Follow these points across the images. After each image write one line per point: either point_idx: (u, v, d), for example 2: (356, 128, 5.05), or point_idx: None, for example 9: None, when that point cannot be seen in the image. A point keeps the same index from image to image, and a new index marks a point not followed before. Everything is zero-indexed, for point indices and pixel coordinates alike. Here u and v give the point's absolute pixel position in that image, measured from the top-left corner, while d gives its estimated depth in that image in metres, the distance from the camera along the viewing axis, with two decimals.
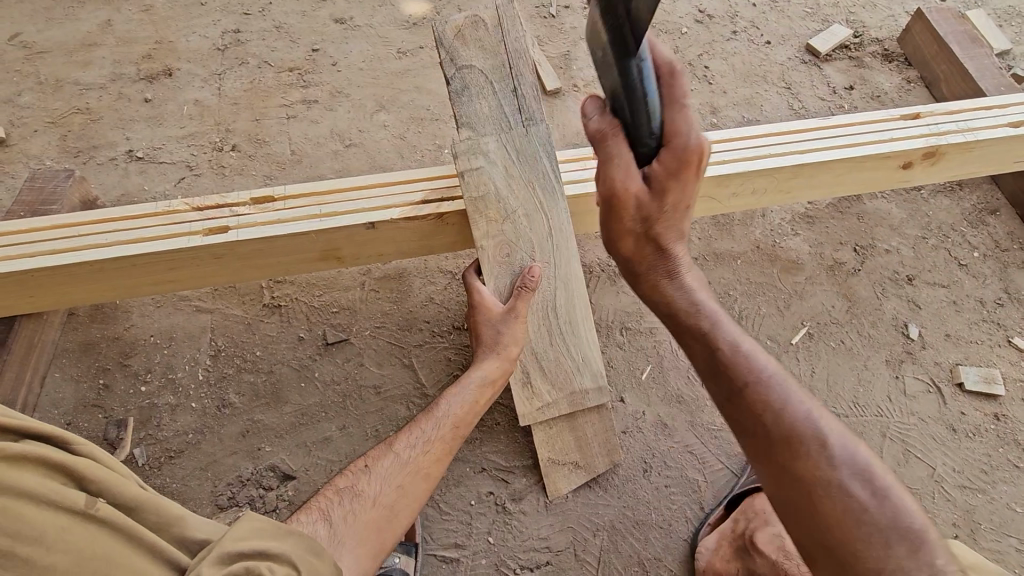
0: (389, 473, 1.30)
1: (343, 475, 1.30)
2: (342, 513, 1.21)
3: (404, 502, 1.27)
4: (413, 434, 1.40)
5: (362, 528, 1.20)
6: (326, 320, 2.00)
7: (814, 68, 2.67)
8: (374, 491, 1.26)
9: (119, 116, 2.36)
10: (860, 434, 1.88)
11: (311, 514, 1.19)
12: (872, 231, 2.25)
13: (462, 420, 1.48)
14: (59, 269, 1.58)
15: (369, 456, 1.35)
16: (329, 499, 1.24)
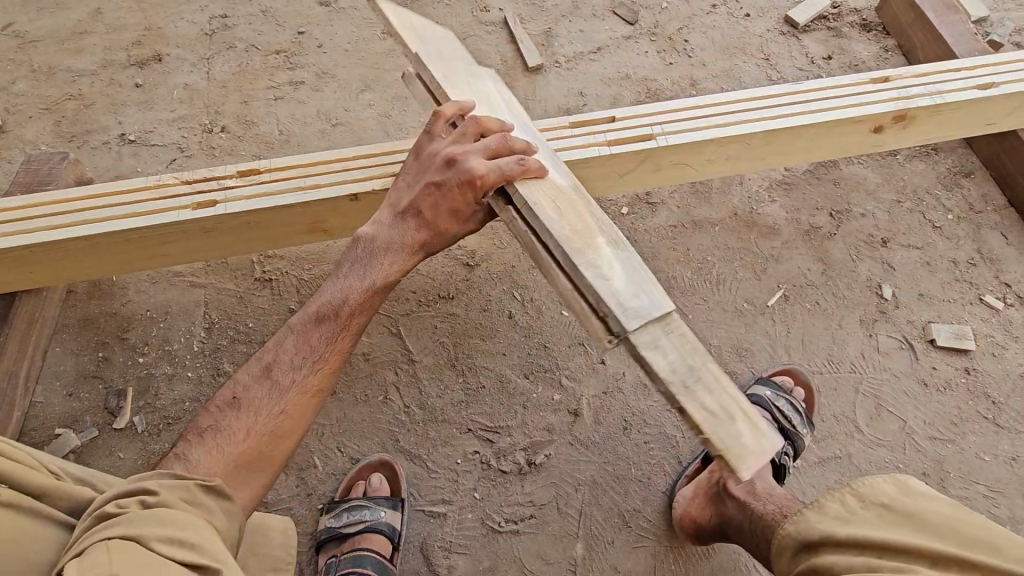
0: (258, 405, 1.24)
1: (209, 413, 1.25)
2: (206, 450, 1.19)
3: (272, 426, 1.23)
4: (284, 355, 1.28)
5: (229, 459, 1.18)
6: (315, 293, 2.06)
7: (792, 40, 2.71)
8: (240, 426, 1.22)
9: (111, 101, 2.41)
10: (834, 390, 1.94)
11: (173, 458, 1.18)
12: (848, 196, 2.30)
13: (347, 326, 1.31)
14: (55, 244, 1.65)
15: (237, 386, 1.27)
16: (192, 440, 1.21)
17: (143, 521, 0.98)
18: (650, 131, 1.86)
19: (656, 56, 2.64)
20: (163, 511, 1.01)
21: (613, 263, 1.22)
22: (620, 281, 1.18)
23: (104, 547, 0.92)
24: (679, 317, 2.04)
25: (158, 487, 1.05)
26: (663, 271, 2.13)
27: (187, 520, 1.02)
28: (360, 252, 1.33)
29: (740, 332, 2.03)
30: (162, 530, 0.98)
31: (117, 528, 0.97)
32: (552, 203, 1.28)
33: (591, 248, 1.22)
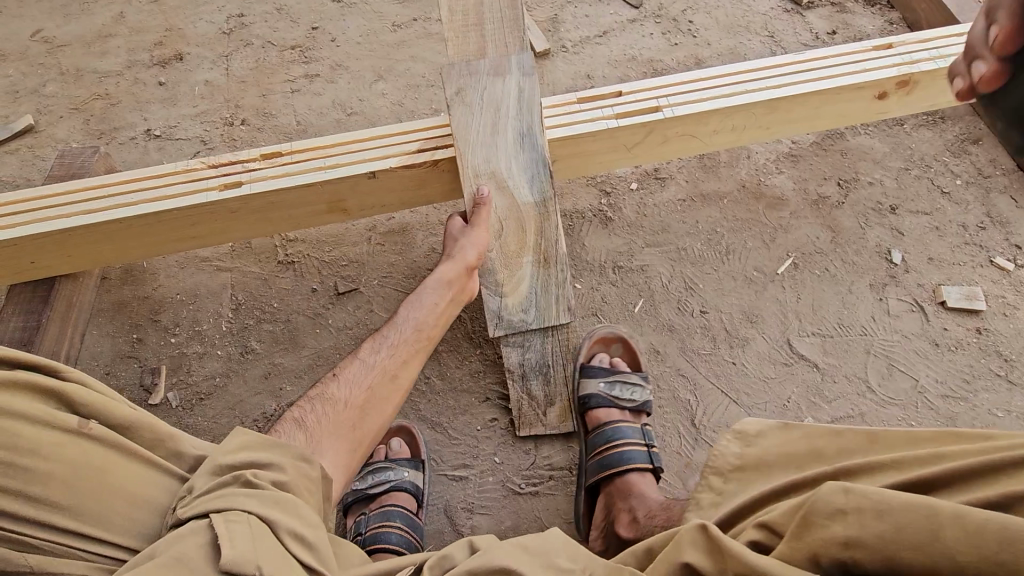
0: (355, 380, 1.40)
1: (314, 387, 1.40)
2: (316, 418, 1.31)
3: (370, 404, 1.38)
4: (374, 346, 1.49)
5: (334, 428, 1.30)
6: (335, 273, 2.14)
7: (796, 16, 2.74)
8: (341, 396, 1.36)
9: (136, 99, 2.52)
10: (846, 353, 1.97)
11: (287, 424, 1.29)
12: (855, 166, 2.33)
13: (423, 328, 1.56)
14: (95, 227, 1.74)
15: (334, 372, 1.44)
16: (302, 408, 1.34)
17: (272, 503, 0.99)
18: (657, 104, 1.91)
19: (661, 38, 2.68)
20: (289, 497, 1.03)
21: (523, 282, 1.76)
22: (515, 300, 1.77)
23: (245, 522, 0.94)
24: (689, 287, 2.09)
25: (285, 467, 1.08)
26: (673, 243, 2.18)
27: (310, 514, 1.04)
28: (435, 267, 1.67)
29: (751, 300, 2.06)
30: (291, 520, 0.99)
31: (253, 499, 0.98)
32: (500, 222, 1.75)
33: (507, 270, 1.75)
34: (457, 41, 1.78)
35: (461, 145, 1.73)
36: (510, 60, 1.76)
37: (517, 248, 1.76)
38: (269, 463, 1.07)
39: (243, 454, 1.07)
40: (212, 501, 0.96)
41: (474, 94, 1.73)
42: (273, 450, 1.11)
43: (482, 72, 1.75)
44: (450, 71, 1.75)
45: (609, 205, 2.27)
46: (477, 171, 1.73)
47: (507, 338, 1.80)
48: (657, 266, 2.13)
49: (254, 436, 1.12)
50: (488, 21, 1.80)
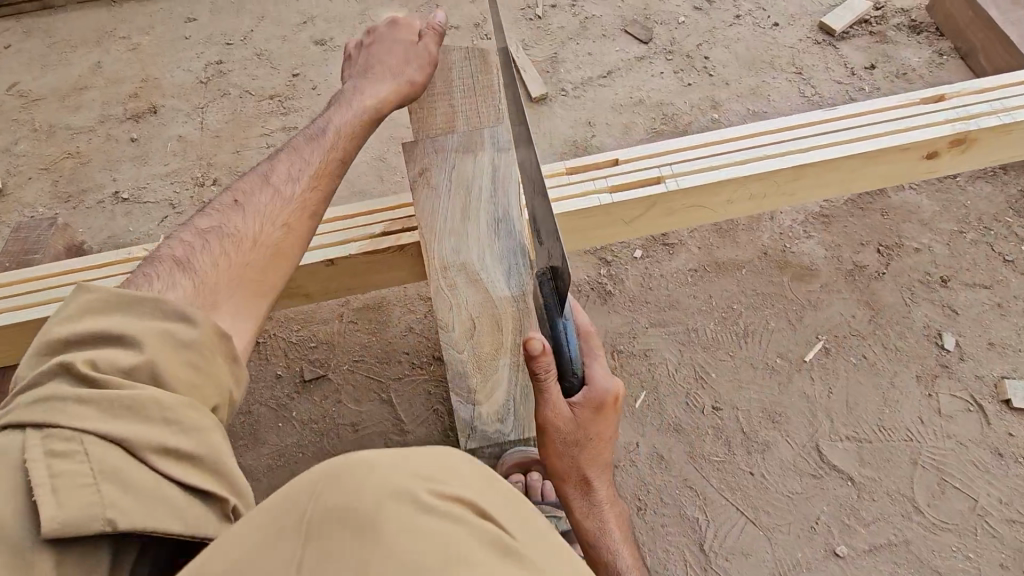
0: (263, 211, 1.19)
1: (205, 218, 1.18)
2: (211, 256, 1.08)
3: (285, 237, 1.18)
4: (279, 170, 1.29)
5: (241, 264, 1.10)
6: (303, 357, 1.93)
7: (829, 49, 2.44)
8: (241, 229, 1.15)
9: (107, 158, 2.38)
10: (887, 463, 1.66)
11: (166, 266, 1.05)
12: (898, 228, 2.02)
13: (338, 148, 1.36)
14: (6, 328, 1.53)
15: (232, 198, 1.22)
16: (188, 247, 1.10)
17: (125, 411, 0.77)
18: (659, 174, 1.65)
19: (673, 77, 2.42)
20: (153, 391, 0.80)
21: (501, 386, 1.49)
22: (491, 408, 1.49)
23: (83, 452, 0.71)
24: (700, 377, 1.81)
25: (144, 341, 0.84)
26: (682, 322, 1.91)
27: (186, 413, 0.81)
28: (354, 87, 1.46)
29: (773, 394, 1.77)
30: (158, 432, 0.77)
31: (92, 407, 0.75)
32: (472, 320, 1.51)
33: (480, 374, 1.49)
34: (422, 114, 1.60)
35: (426, 233, 1.54)
36: (482, 134, 1.59)
37: (491, 350, 1.50)
38: (125, 338, 0.84)
39: (91, 324, 0.85)
40: (36, 407, 0.73)
41: (441, 177, 1.56)
42: (138, 319, 0.88)
43: (451, 149, 1.58)
44: (414, 148, 1.59)
45: (610, 275, 2.01)
46: (444, 261, 1.52)
47: (479, 450, 1.51)
48: (663, 351, 1.86)
49: (100, 295, 0.88)
50: (456, 87, 1.61)
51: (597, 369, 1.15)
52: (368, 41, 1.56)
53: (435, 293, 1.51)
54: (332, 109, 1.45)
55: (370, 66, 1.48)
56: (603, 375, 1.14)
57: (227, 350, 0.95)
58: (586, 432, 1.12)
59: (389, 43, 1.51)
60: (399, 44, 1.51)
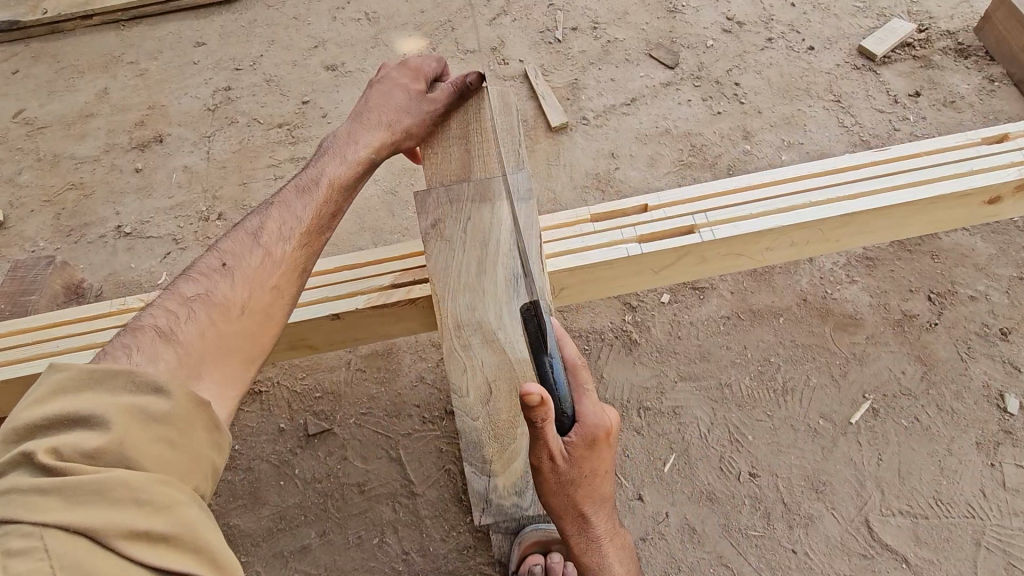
0: (252, 271, 1.08)
1: (189, 282, 1.03)
2: (195, 326, 0.95)
3: (274, 300, 1.08)
4: (270, 226, 1.18)
5: (229, 336, 0.97)
6: (307, 408, 1.82)
7: (869, 74, 2.29)
8: (229, 294, 1.02)
9: (110, 189, 2.30)
10: (947, 544, 1.49)
11: (147, 337, 0.91)
12: (950, 273, 1.87)
13: (331, 202, 1.27)
14: None
15: (218, 258, 1.09)
16: (170, 315, 0.95)
17: (90, 496, 0.67)
18: (692, 223, 1.52)
19: (701, 104, 2.29)
20: (122, 473, 0.70)
21: (519, 455, 1.38)
22: (508, 480, 1.38)
23: (42, 548, 0.63)
24: (735, 439, 1.67)
25: (113, 419, 0.73)
26: (714, 376, 1.76)
27: (160, 492, 0.71)
28: (350, 132, 1.38)
29: (816, 459, 1.62)
30: (127, 516, 0.67)
31: (55, 497, 0.66)
32: (489, 382, 1.38)
33: (496, 444, 1.38)
34: (437, 160, 1.48)
35: (439, 286, 1.41)
36: (496, 181, 1.46)
37: (508, 418, 1.38)
38: (93, 415, 0.73)
39: (60, 403, 0.74)
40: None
41: (455, 228, 1.44)
42: (110, 391, 0.77)
43: (466, 198, 1.46)
44: (426, 197, 1.47)
45: (635, 322, 1.88)
46: (458, 318, 1.40)
47: (495, 526, 1.40)
48: (693, 409, 1.72)
49: (69, 370, 0.76)
50: (474, 133, 1.49)
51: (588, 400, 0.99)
52: (374, 80, 1.49)
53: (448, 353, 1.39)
54: (324, 153, 1.37)
55: (370, 108, 1.41)
56: (594, 407, 0.98)
57: (212, 419, 0.83)
58: (582, 473, 0.99)
59: (394, 86, 1.44)
60: (401, 83, 1.45)
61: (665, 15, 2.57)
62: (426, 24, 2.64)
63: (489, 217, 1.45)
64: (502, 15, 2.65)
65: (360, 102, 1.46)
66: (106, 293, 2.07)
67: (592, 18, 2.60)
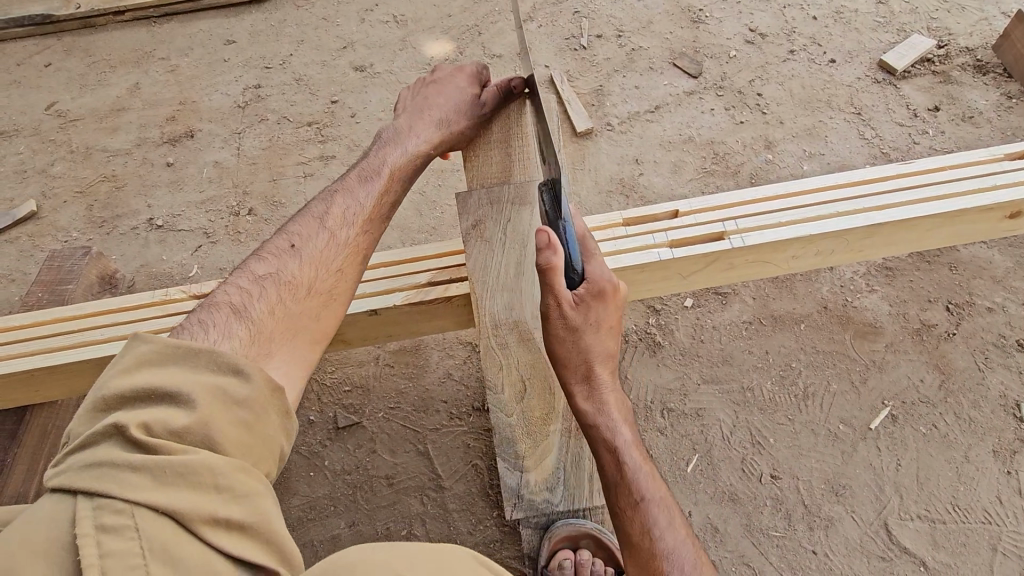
0: (319, 255, 1.13)
1: (260, 262, 1.09)
2: (267, 304, 1.00)
3: (340, 284, 1.12)
4: (335, 212, 1.24)
5: (297, 317, 1.01)
6: (337, 401, 1.86)
7: (889, 88, 2.34)
8: (297, 275, 1.08)
9: (142, 182, 2.34)
10: (964, 549, 1.53)
11: (223, 314, 0.95)
12: (968, 285, 1.91)
13: (391, 194, 1.36)
14: (40, 371, 1.49)
15: (287, 241, 1.15)
16: (246, 292, 1.01)
17: (177, 477, 0.67)
18: (722, 230, 1.56)
19: (724, 114, 2.33)
20: (206, 455, 0.71)
21: (550, 453, 1.36)
22: (540, 476, 1.36)
23: (133, 526, 0.62)
24: (757, 442, 1.71)
25: (199, 400, 0.75)
26: (736, 380, 1.81)
27: (239, 481, 0.72)
28: (409, 127, 1.50)
29: (836, 463, 1.66)
30: (213, 503, 0.67)
31: (144, 475, 0.66)
32: (523, 381, 1.40)
33: (529, 440, 1.37)
34: (478, 162, 1.54)
35: (477, 286, 1.45)
36: (532, 183, 1.52)
37: (542, 415, 1.39)
38: (180, 393, 0.75)
39: (151, 380, 0.76)
40: (89, 474, 0.66)
41: (495, 228, 1.49)
42: (194, 372, 0.79)
43: (506, 199, 1.51)
44: (468, 199, 1.52)
45: (658, 325, 1.93)
46: (495, 318, 1.44)
47: (526, 522, 1.38)
48: (716, 412, 1.76)
49: (158, 347, 0.79)
50: (516, 137, 1.55)
51: (596, 265, 1.04)
52: (428, 84, 1.61)
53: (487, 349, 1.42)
54: (383, 146, 1.46)
55: (429, 108, 1.52)
56: (602, 267, 1.04)
57: (283, 407, 0.85)
58: (587, 318, 1.01)
59: (451, 90, 1.56)
60: (454, 88, 1.56)
61: (688, 25, 2.62)
62: (453, 28, 2.69)
63: (524, 221, 1.49)
64: (528, 21, 2.69)
65: (416, 102, 1.56)
66: (139, 285, 2.11)
67: (617, 26, 2.65)
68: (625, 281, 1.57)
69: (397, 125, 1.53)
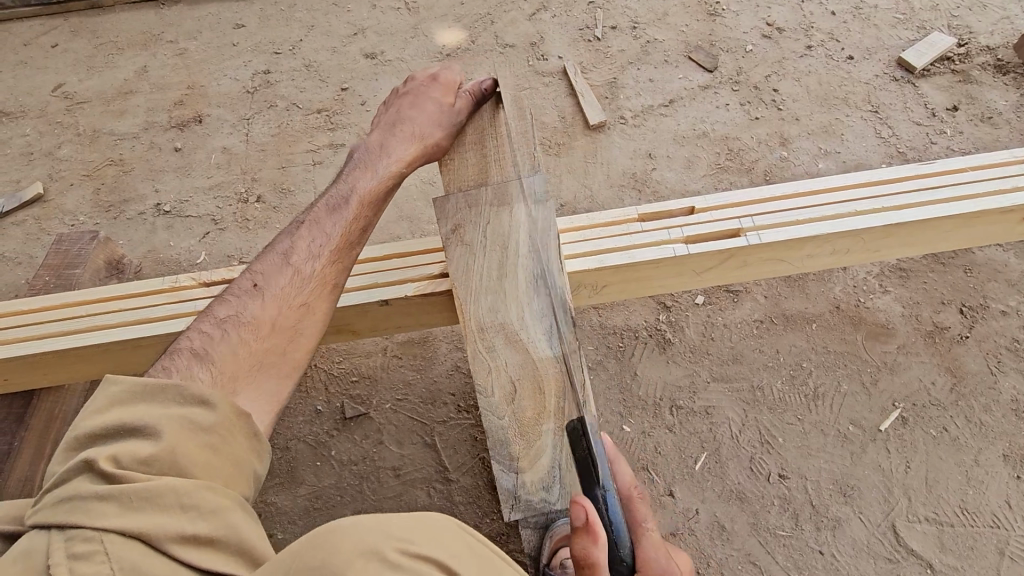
0: (282, 290, 1.10)
1: (222, 305, 1.07)
2: (226, 348, 0.98)
3: (306, 319, 1.08)
4: (300, 244, 1.19)
5: (258, 358, 0.99)
6: (344, 391, 1.86)
7: (907, 86, 2.30)
8: (259, 314, 1.05)
9: (149, 167, 2.32)
10: (971, 552, 1.52)
11: (183, 359, 0.94)
12: (983, 288, 1.90)
13: (361, 217, 1.29)
14: (49, 356, 1.48)
15: (252, 278, 1.12)
16: (207, 336, 0.99)
17: (144, 501, 0.70)
18: (738, 227, 1.54)
19: (739, 109, 2.30)
20: (171, 479, 0.73)
21: (545, 453, 1.36)
22: (534, 475, 1.36)
23: (102, 551, 0.64)
24: (767, 441, 1.70)
25: (163, 429, 0.77)
26: (746, 378, 1.80)
27: (207, 498, 0.74)
28: (382, 145, 1.44)
29: (844, 464, 1.65)
30: (180, 523, 0.69)
31: (109, 504, 0.68)
32: (513, 384, 1.39)
33: (523, 442, 1.37)
34: (453, 165, 1.52)
35: (461, 293, 1.43)
36: (512, 181, 1.48)
37: (533, 413, 1.38)
38: (144, 425, 0.78)
39: (118, 414, 0.79)
40: (61, 509, 0.69)
41: (475, 232, 1.46)
42: (158, 403, 0.82)
43: (483, 202, 1.48)
44: (445, 203, 1.48)
45: (668, 322, 1.92)
46: (480, 322, 1.42)
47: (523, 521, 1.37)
48: (725, 410, 1.75)
49: (123, 384, 0.82)
50: (489, 138, 1.54)
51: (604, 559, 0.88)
52: (402, 94, 1.54)
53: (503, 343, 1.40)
54: (354, 165, 1.41)
55: (402, 122, 1.45)
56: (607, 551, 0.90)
57: (252, 427, 0.87)
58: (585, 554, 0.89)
59: (425, 100, 1.49)
60: (428, 98, 1.49)
61: (704, 18, 2.58)
62: (465, 16, 2.66)
63: (506, 226, 1.46)
64: (543, 10, 2.66)
65: (391, 114, 1.50)
66: (146, 271, 2.10)
67: (632, 17, 2.62)
68: (639, 277, 1.56)
69: (371, 140, 1.47)
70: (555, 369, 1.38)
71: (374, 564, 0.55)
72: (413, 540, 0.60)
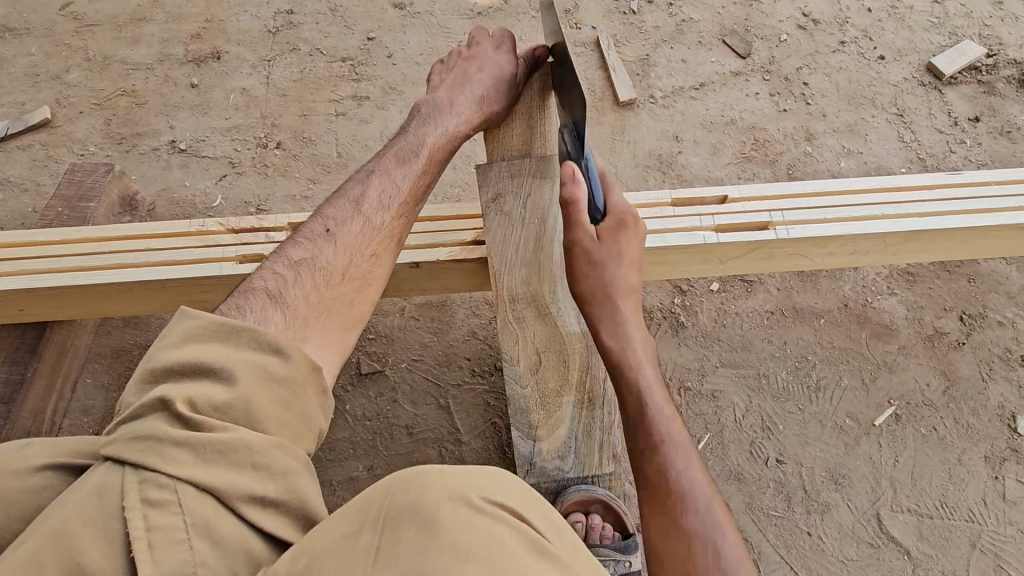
0: (353, 240, 1.12)
1: (295, 247, 1.08)
2: (302, 290, 0.99)
3: (375, 271, 1.12)
4: (370, 193, 1.22)
5: (333, 303, 1.01)
6: (360, 348, 1.87)
7: (934, 92, 2.33)
8: (331, 261, 1.07)
9: (164, 101, 2.24)
10: (946, 542, 1.63)
11: (258, 299, 0.94)
12: (984, 298, 1.98)
13: (428, 173, 1.34)
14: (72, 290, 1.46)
15: (323, 223, 1.14)
16: (282, 277, 1.00)
17: (216, 453, 0.71)
18: (769, 220, 1.57)
19: (768, 99, 2.30)
20: (244, 432, 0.74)
21: (564, 422, 1.35)
22: (551, 445, 1.34)
23: (175, 501, 0.66)
24: (768, 428, 1.78)
25: (238, 377, 0.78)
26: (753, 366, 1.86)
27: (276, 456, 0.75)
28: (449, 100, 1.45)
29: (838, 454, 1.74)
30: (247, 479, 0.71)
31: (185, 452, 0.70)
32: (539, 355, 1.38)
33: (544, 411, 1.35)
34: (500, 134, 1.53)
35: (495, 262, 1.44)
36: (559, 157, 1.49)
37: (556, 386, 1.37)
38: (218, 369, 0.78)
39: (191, 354, 0.79)
40: (133, 446, 0.69)
41: (515, 205, 1.47)
42: (235, 350, 0.82)
43: (526, 173, 1.49)
44: (488, 171, 1.50)
45: (683, 306, 1.96)
46: (513, 293, 1.42)
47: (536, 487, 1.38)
48: (731, 395, 1.82)
49: (201, 324, 0.82)
50: (538, 109, 1.54)
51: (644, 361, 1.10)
52: (466, 56, 1.57)
53: (535, 316, 1.41)
54: (419, 117, 1.43)
55: (469, 81, 1.48)
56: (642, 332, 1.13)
57: (321, 384, 0.87)
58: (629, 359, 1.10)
59: (492, 65, 1.52)
60: (495, 61, 1.53)
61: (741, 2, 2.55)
62: None
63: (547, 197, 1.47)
64: None
65: (457, 72, 1.53)
66: (160, 209, 2.05)
67: None
68: (667, 260, 1.58)
69: (435, 94, 1.49)
70: (581, 345, 1.38)
71: (462, 509, 0.61)
72: (491, 487, 0.65)
